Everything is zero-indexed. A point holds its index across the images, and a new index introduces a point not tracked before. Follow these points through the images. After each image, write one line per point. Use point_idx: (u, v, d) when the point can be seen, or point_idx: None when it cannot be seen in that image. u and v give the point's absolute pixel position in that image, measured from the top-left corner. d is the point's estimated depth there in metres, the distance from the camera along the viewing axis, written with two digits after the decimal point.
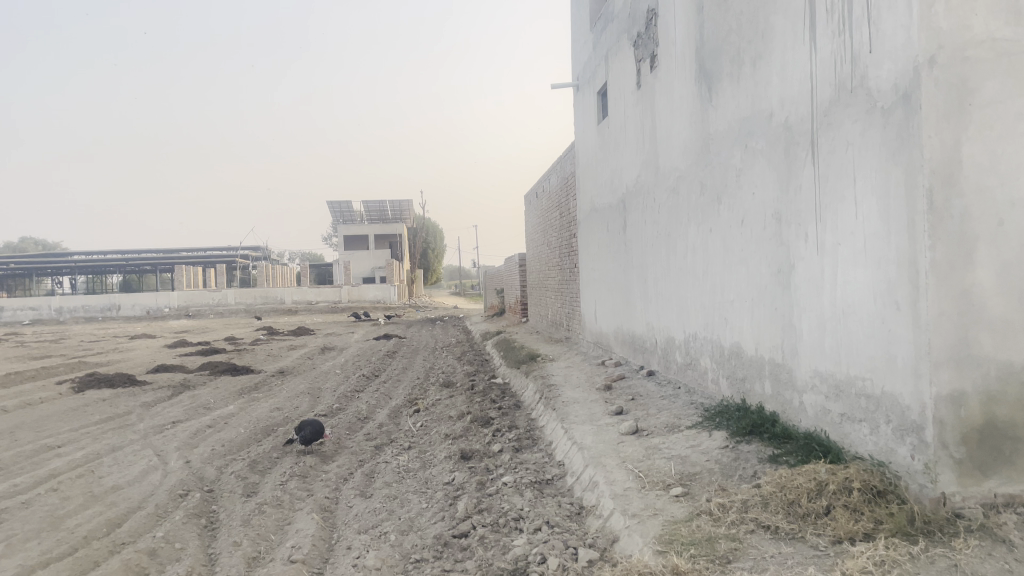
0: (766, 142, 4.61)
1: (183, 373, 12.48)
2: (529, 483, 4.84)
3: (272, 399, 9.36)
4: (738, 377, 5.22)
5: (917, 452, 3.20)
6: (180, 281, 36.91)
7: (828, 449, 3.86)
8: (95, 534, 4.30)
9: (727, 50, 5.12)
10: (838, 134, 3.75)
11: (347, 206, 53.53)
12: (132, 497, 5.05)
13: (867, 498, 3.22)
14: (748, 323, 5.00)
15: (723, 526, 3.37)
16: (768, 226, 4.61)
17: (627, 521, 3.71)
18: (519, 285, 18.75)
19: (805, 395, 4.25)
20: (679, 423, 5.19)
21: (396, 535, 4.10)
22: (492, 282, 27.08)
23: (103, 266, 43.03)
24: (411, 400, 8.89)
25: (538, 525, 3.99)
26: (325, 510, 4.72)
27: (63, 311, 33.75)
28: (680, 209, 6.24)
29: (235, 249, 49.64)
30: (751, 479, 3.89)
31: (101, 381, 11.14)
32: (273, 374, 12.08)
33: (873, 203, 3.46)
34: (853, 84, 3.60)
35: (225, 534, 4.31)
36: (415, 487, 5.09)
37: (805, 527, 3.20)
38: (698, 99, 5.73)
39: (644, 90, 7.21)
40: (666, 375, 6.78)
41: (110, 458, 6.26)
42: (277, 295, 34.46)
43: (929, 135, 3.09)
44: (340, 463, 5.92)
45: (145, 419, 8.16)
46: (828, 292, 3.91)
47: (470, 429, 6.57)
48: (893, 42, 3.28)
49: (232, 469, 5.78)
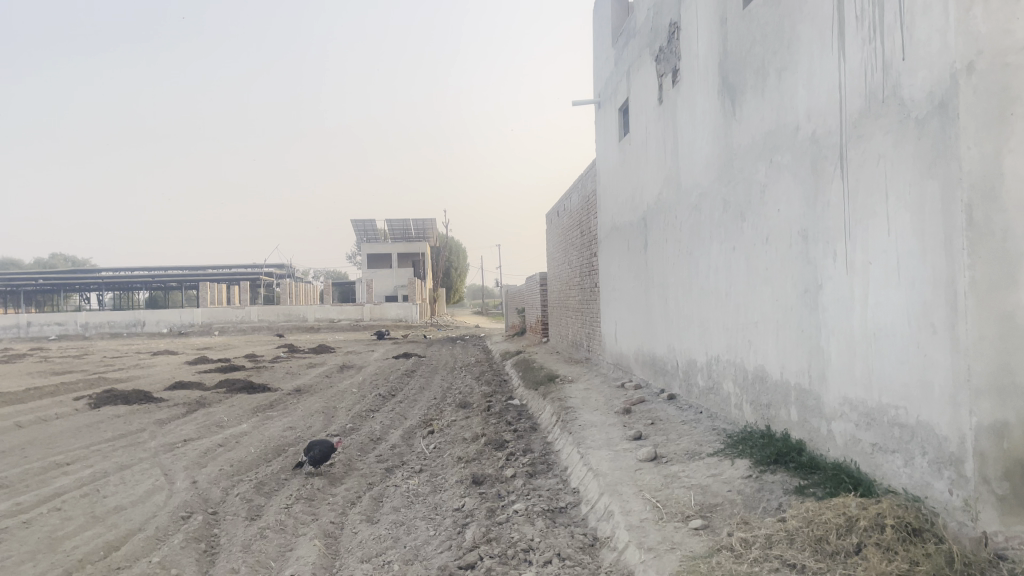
0: (791, 157, 4.41)
1: (200, 390, 12.43)
2: (541, 511, 4.63)
3: (285, 418, 9.22)
4: (763, 403, 4.99)
5: (956, 487, 2.97)
6: (205, 297, 37.18)
7: (858, 480, 3.62)
8: (90, 557, 4.16)
9: (750, 63, 4.95)
10: (868, 146, 3.55)
11: (370, 225, 54.01)
12: (133, 519, 4.90)
13: (902, 536, 2.98)
14: (774, 347, 4.77)
15: (745, 563, 3.14)
16: (794, 244, 4.40)
17: (643, 555, 3.49)
18: (539, 304, 18.54)
19: (834, 423, 4.02)
20: (700, 450, 4.97)
21: (399, 564, 3.92)
22: (515, 301, 26.95)
23: (129, 282, 43.57)
24: (427, 421, 8.70)
25: (548, 557, 3.78)
26: (328, 536, 4.55)
27: (89, 326, 34.11)
28: (702, 227, 6.04)
29: (260, 267, 49.97)
30: (776, 512, 3.66)
31: (118, 397, 11.10)
32: (289, 392, 11.95)
33: (906, 219, 3.25)
34: (883, 94, 3.41)
35: (224, 559, 4.14)
36: (424, 513, 4.91)
37: (835, 566, 2.97)
38: (721, 113, 5.55)
39: (665, 106, 7.04)
40: (688, 399, 6.55)
41: (117, 477, 6.14)
42: (299, 312, 34.56)
43: (968, 146, 2.88)
44: (349, 486, 5.75)
45: (156, 437, 8.05)
46: (858, 314, 3.69)
47: (484, 453, 6.38)
48: (928, 48, 3.08)
49: (238, 490, 5.63)
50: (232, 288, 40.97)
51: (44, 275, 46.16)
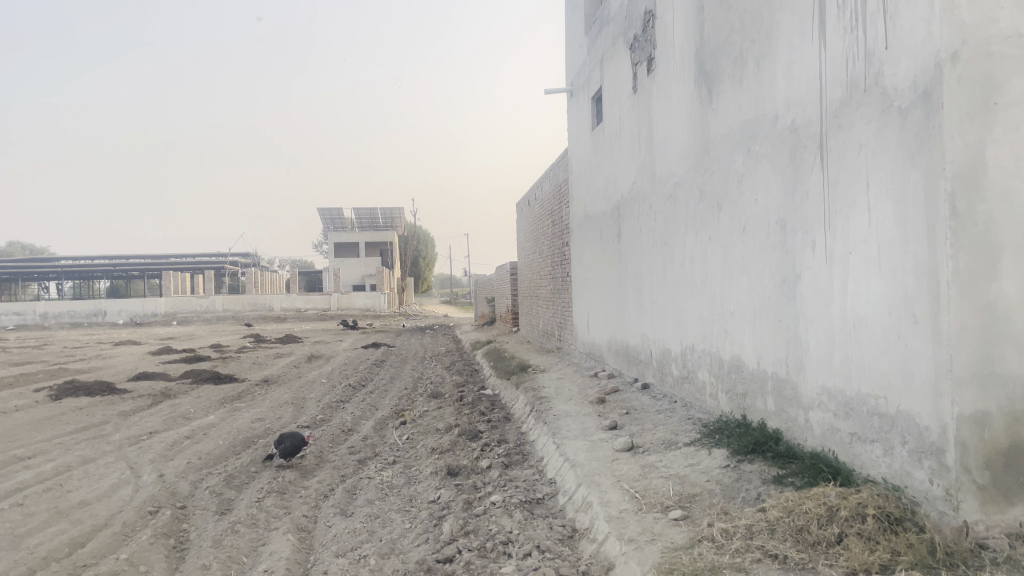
0: (770, 147, 4.40)
1: (165, 380, 12.20)
2: (519, 503, 4.59)
3: (254, 409, 9.07)
4: (739, 392, 5.00)
5: (936, 477, 2.98)
6: (168, 286, 36.55)
7: (837, 470, 3.64)
8: (54, 555, 4.02)
9: (728, 51, 4.92)
10: (849, 136, 3.54)
11: (337, 214, 53.54)
12: (99, 515, 4.77)
13: (883, 526, 2.99)
14: (750, 336, 4.77)
15: (727, 554, 3.12)
16: (772, 234, 4.39)
17: (624, 547, 3.46)
18: (509, 293, 18.50)
19: (811, 412, 4.03)
20: (677, 439, 4.96)
21: (376, 559, 3.85)
22: (483, 290, 26.84)
23: (89, 270, 42.70)
24: (398, 411, 8.62)
25: (528, 550, 3.74)
26: (302, 530, 4.46)
27: (47, 316, 33.34)
28: (678, 217, 6.02)
29: (225, 255, 49.27)
30: (755, 502, 3.65)
31: (80, 388, 10.84)
32: (257, 383, 11.77)
33: (887, 208, 3.24)
34: (866, 83, 3.39)
35: (194, 556, 4.04)
36: (399, 506, 4.84)
37: (817, 557, 2.96)
38: (698, 102, 5.53)
39: (640, 95, 7.01)
40: (662, 388, 6.55)
41: (81, 471, 5.98)
42: (265, 302, 34.13)
43: (951, 135, 2.87)
44: (321, 478, 5.67)
45: (121, 430, 7.86)
46: (837, 305, 3.69)
47: (458, 443, 6.32)
48: (912, 36, 3.07)
49: (207, 484, 5.51)
50: (196, 277, 40.33)
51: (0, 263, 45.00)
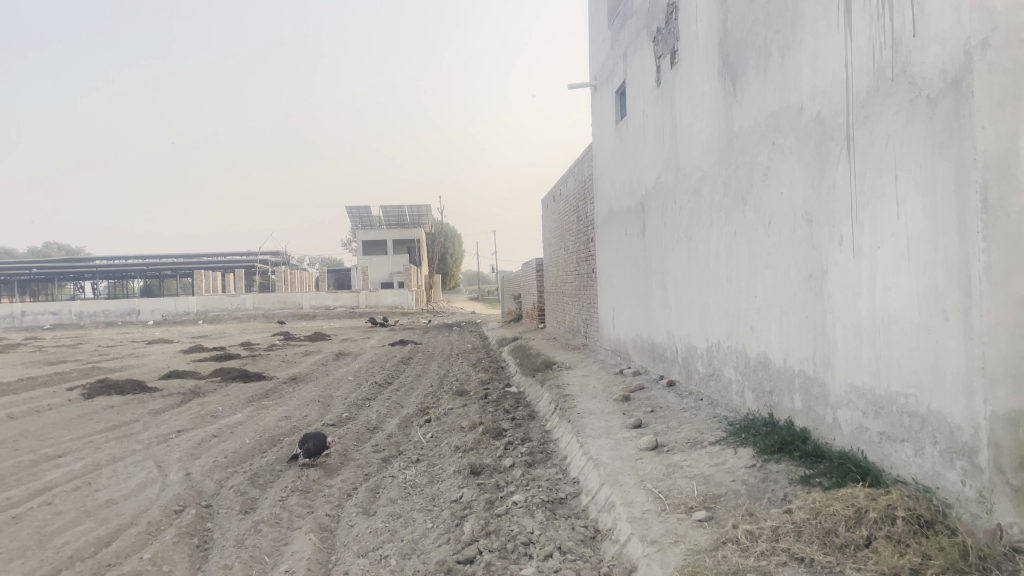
0: (795, 139, 4.30)
1: (195, 379, 12.32)
2: (541, 502, 4.55)
3: (281, 407, 9.12)
4: (765, 390, 4.91)
5: (969, 478, 2.89)
6: (199, 285, 36.99)
7: (866, 470, 3.55)
8: (80, 554, 4.05)
9: (753, 41, 4.82)
10: (876, 127, 3.44)
11: (365, 212, 53.89)
12: (125, 514, 4.80)
13: (913, 529, 2.90)
14: (777, 333, 4.68)
15: (751, 557, 3.06)
16: (798, 228, 4.29)
17: (646, 548, 3.40)
18: (536, 290, 18.42)
19: (839, 410, 3.94)
20: (701, 438, 4.88)
21: (396, 559, 3.83)
22: (510, 287, 26.80)
23: (123, 269, 43.34)
24: (423, 409, 8.62)
25: (549, 551, 3.70)
26: (324, 530, 4.46)
27: (83, 315, 33.90)
28: (702, 211, 5.93)
29: (255, 254, 49.77)
30: (782, 503, 3.58)
31: (111, 386, 10.99)
32: (284, 381, 11.84)
33: (916, 201, 3.15)
34: (893, 72, 3.29)
35: (217, 555, 4.05)
36: (422, 505, 4.82)
37: (844, 560, 2.88)
38: (721, 95, 5.44)
39: (664, 88, 6.91)
40: (688, 386, 6.47)
41: (109, 469, 6.04)
42: (294, 299, 34.40)
43: (982, 125, 2.77)
44: (345, 476, 5.67)
45: (150, 428, 7.95)
46: (865, 301, 3.59)
47: (482, 442, 6.29)
48: (940, 23, 2.97)
49: (232, 483, 5.53)
50: (226, 276, 40.79)
51: (38, 264, 45.87)
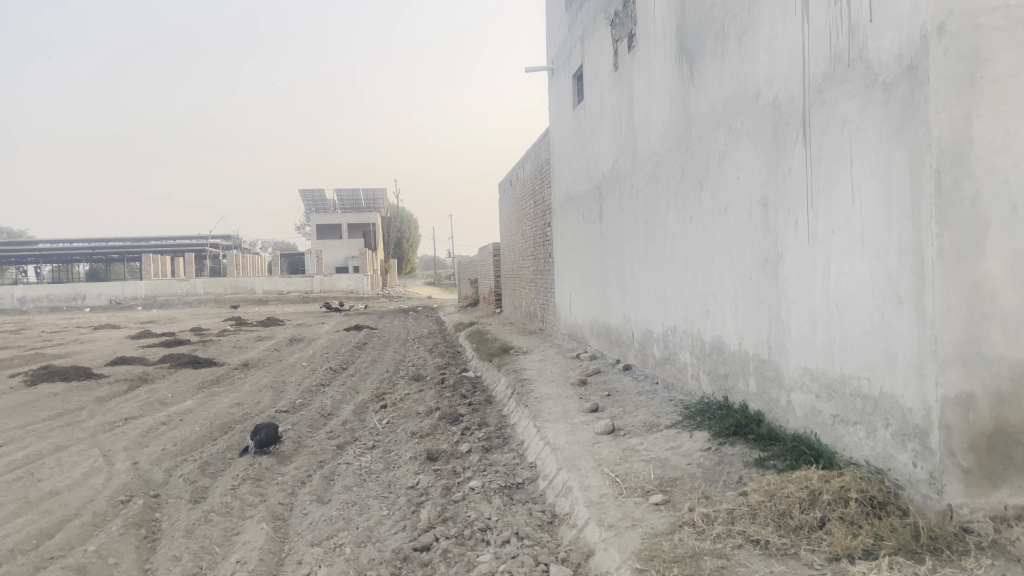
0: (752, 123, 4.31)
1: (144, 365, 12.03)
2: (498, 488, 4.52)
3: (233, 394, 8.95)
4: (721, 374, 4.94)
5: (920, 459, 2.93)
6: (148, 269, 36.11)
7: (819, 453, 3.58)
8: (22, 547, 3.91)
9: (710, 26, 4.82)
10: (832, 113, 3.45)
11: (319, 196, 53.19)
12: (70, 504, 4.66)
13: (866, 511, 2.94)
14: (732, 317, 4.71)
15: (708, 540, 3.07)
16: (754, 213, 4.31)
17: (604, 533, 3.40)
18: (492, 275, 18.38)
19: (793, 393, 3.98)
20: (658, 422, 4.90)
21: (351, 547, 3.77)
22: (467, 272, 26.71)
23: (67, 252, 42.10)
24: (379, 395, 8.52)
25: (506, 537, 3.67)
26: (277, 519, 4.37)
27: (26, 300, 32.84)
28: (659, 195, 5.94)
29: (206, 238, 48.76)
30: (737, 485, 3.60)
31: (56, 373, 10.66)
32: (236, 367, 11.62)
33: (871, 186, 3.17)
34: (849, 57, 3.30)
35: (165, 547, 3.94)
36: (377, 492, 4.76)
37: (799, 542, 2.91)
38: (678, 79, 5.43)
39: (621, 72, 6.89)
40: (644, 369, 6.50)
41: (52, 459, 5.85)
42: (247, 284, 33.82)
43: (937, 110, 2.78)
44: (298, 464, 5.58)
45: (96, 416, 7.72)
46: (820, 285, 3.62)
47: (439, 427, 6.23)
48: (896, 9, 2.98)
49: (182, 471, 5.40)
50: (176, 260, 39.92)
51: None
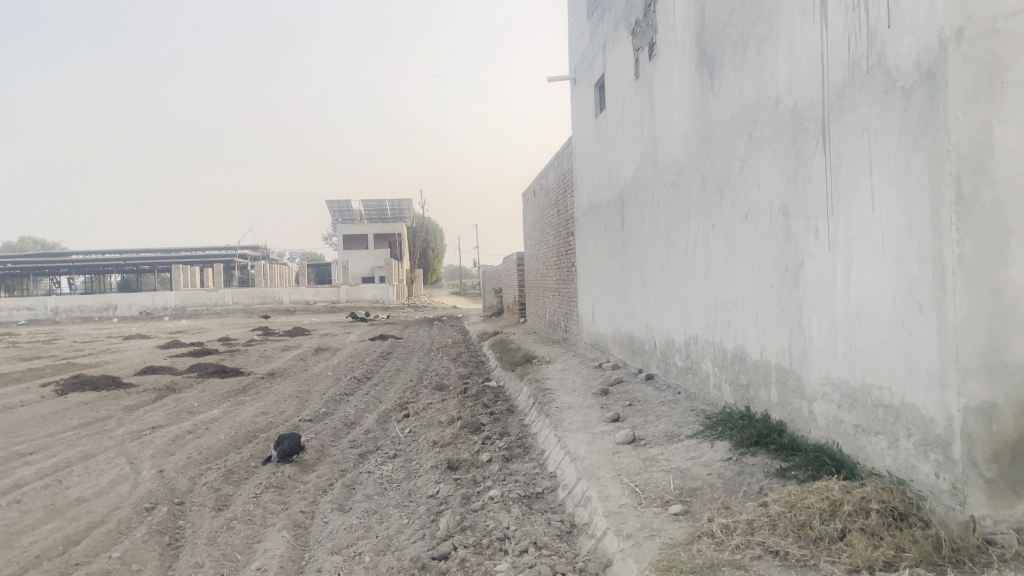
0: (772, 131, 4.29)
1: (172, 374, 12.18)
2: (517, 497, 4.52)
3: (258, 403, 9.03)
4: (742, 383, 4.90)
5: (943, 470, 2.88)
6: (178, 280, 36.58)
7: (841, 463, 3.54)
8: (48, 553, 3.97)
9: (729, 33, 4.80)
10: (852, 119, 3.43)
11: (346, 207, 53.62)
12: (96, 511, 4.72)
13: (888, 522, 2.89)
14: (753, 326, 4.67)
15: (726, 551, 3.04)
16: (774, 221, 4.29)
17: (621, 543, 3.38)
18: (517, 285, 18.40)
19: (815, 403, 3.94)
20: (679, 431, 4.87)
21: (370, 556, 3.79)
22: (492, 281, 26.76)
23: (99, 263, 42.80)
24: (402, 404, 8.55)
25: (524, 546, 3.67)
26: (297, 527, 4.40)
27: (59, 311, 33.42)
28: (680, 204, 5.92)
29: (234, 249, 49.33)
30: (757, 496, 3.57)
31: (86, 382, 10.83)
32: (262, 376, 11.73)
33: (890, 193, 3.14)
34: (868, 63, 3.28)
35: (187, 554, 3.98)
36: (398, 501, 4.78)
37: (819, 553, 2.87)
38: (699, 88, 5.42)
39: (642, 81, 6.89)
40: (666, 379, 6.46)
41: (80, 466, 5.94)
42: (274, 294, 34.15)
43: (956, 117, 2.76)
44: (321, 472, 5.61)
45: (124, 425, 7.83)
46: (840, 293, 3.58)
47: (460, 437, 6.24)
48: (915, 15, 2.95)
49: (206, 479, 5.46)
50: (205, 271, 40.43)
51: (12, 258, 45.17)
